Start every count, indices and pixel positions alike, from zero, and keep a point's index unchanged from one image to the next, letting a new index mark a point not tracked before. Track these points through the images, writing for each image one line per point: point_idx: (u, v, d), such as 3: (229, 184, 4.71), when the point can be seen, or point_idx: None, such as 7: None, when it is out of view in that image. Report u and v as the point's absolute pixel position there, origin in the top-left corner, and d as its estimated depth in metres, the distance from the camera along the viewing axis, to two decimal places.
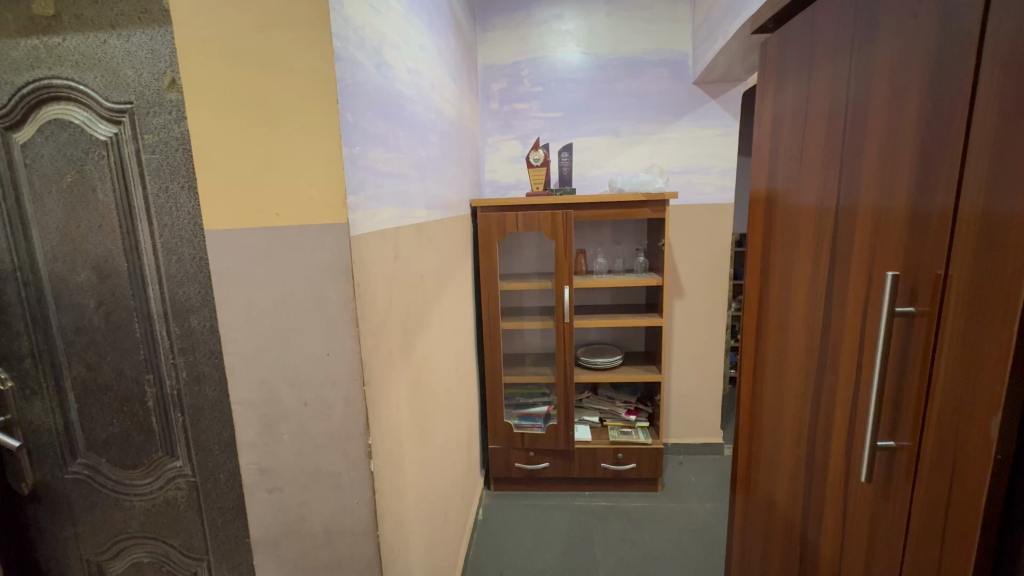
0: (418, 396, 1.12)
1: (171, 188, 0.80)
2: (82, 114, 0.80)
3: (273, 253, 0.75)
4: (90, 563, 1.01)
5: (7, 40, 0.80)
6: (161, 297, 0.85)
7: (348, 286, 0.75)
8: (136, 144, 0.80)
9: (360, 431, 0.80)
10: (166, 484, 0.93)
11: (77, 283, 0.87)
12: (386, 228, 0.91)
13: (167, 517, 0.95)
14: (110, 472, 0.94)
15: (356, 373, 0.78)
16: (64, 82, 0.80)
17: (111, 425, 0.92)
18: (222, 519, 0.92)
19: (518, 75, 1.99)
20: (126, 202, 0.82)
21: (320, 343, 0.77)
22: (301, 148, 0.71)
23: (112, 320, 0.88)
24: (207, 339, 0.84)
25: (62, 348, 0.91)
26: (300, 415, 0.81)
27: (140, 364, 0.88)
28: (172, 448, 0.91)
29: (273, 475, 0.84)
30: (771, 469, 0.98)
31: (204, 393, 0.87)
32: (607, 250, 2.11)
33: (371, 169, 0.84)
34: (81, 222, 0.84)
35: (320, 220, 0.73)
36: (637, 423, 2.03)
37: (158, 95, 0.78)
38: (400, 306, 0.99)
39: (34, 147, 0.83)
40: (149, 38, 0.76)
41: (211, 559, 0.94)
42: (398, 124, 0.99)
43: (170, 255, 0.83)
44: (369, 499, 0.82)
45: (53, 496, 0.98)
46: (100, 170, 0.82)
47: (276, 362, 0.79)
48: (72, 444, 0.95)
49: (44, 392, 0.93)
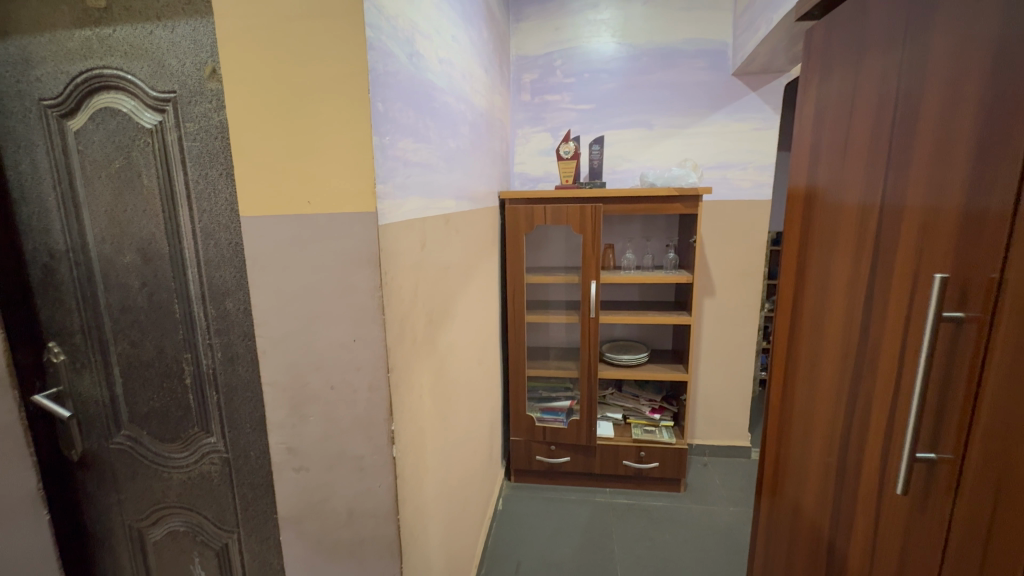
0: (441, 385, 1.13)
1: (210, 175, 0.83)
2: (130, 101, 0.84)
3: (302, 240, 0.77)
4: (131, 529, 1.07)
5: (63, 31, 0.84)
6: (199, 280, 0.88)
7: (375, 274, 0.76)
8: (179, 132, 0.83)
9: (383, 417, 0.82)
10: (201, 458, 0.97)
11: (122, 264, 0.92)
12: (413, 217, 0.92)
13: (202, 489, 0.99)
14: (150, 444, 1.00)
15: (380, 360, 0.79)
16: (113, 72, 0.83)
17: (153, 400, 0.97)
18: (253, 495, 0.96)
19: (551, 66, 1.96)
20: (169, 188, 0.86)
21: (346, 330, 0.79)
22: (333, 138, 0.73)
23: (154, 300, 0.92)
24: (242, 321, 0.88)
25: (109, 326, 0.96)
26: (325, 397, 0.83)
27: (178, 344, 0.93)
28: (207, 424, 0.95)
29: (299, 456, 0.86)
30: (798, 475, 0.95)
31: (238, 373, 0.90)
32: (636, 246, 2.08)
33: (400, 160, 0.85)
34: (127, 205, 0.89)
35: (348, 209, 0.74)
36: (662, 422, 2.00)
37: (199, 85, 0.80)
38: (425, 296, 1.01)
39: (86, 134, 0.88)
40: (192, 28, 0.79)
41: (241, 531, 0.99)
42: (428, 114, 1.00)
43: (208, 240, 0.86)
44: (390, 483, 0.84)
45: (99, 464, 1.04)
46: (146, 156, 0.85)
47: (304, 346, 0.81)
48: (117, 416, 1.01)
49: (93, 366, 0.99)
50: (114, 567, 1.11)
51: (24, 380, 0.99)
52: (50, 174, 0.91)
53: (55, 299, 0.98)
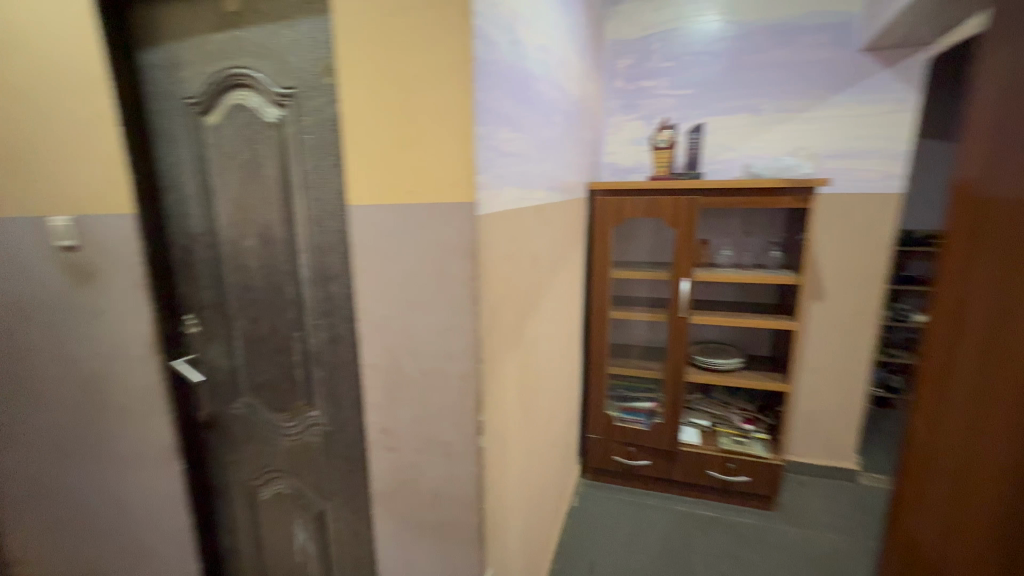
0: (525, 379, 1.12)
1: (322, 166, 0.88)
2: (256, 98, 0.91)
3: (403, 229, 0.79)
4: (245, 486, 1.19)
5: (205, 36, 0.93)
6: (309, 264, 0.95)
7: (470, 265, 0.76)
8: (296, 125, 0.89)
9: (471, 407, 0.82)
10: (305, 429, 1.05)
11: (245, 248, 1.01)
12: (508, 208, 0.91)
13: (305, 458, 1.07)
14: (264, 412, 1.10)
15: (472, 350, 0.80)
16: (243, 70, 0.91)
17: (267, 372, 1.06)
18: (348, 468, 1.02)
19: (648, 50, 1.86)
20: (286, 177, 0.92)
21: (441, 318, 0.80)
22: (436, 128, 0.73)
23: (271, 281, 1.00)
24: (345, 305, 0.93)
25: (233, 303, 1.06)
26: (418, 383, 0.85)
27: (289, 323, 1.00)
28: (311, 398, 1.03)
29: (391, 436, 0.90)
30: (946, 545, 0.76)
31: (340, 353, 0.96)
32: (735, 242, 1.92)
33: (498, 149, 0.84)
34: (251, 194, 0.97)
35: (448, 199, 0.75)
36: (754, 434, 1.84)
37: (316, 80, 0.85)
38: (515, 287, 1.00)
39: (220, 129, 0.97)
40: (311, 26, 0.83)
41: (337, 500, 1.06)
42: (525, 103, 0.98)
43: (318, 227, 0.92)
44: (476, 472, 0.85)
45: (222, 425, 1.17)
46: (268, 149, 0.93)
47: (400, 332, 0.84)
48: (237, 385, 1.12)
49: (220, 338, 1.11)
50: (231, 518, 1.24)
51: (167, 347, 1.12)
52: (190, 166, 1.02)
53: (191, 277, 1.10)
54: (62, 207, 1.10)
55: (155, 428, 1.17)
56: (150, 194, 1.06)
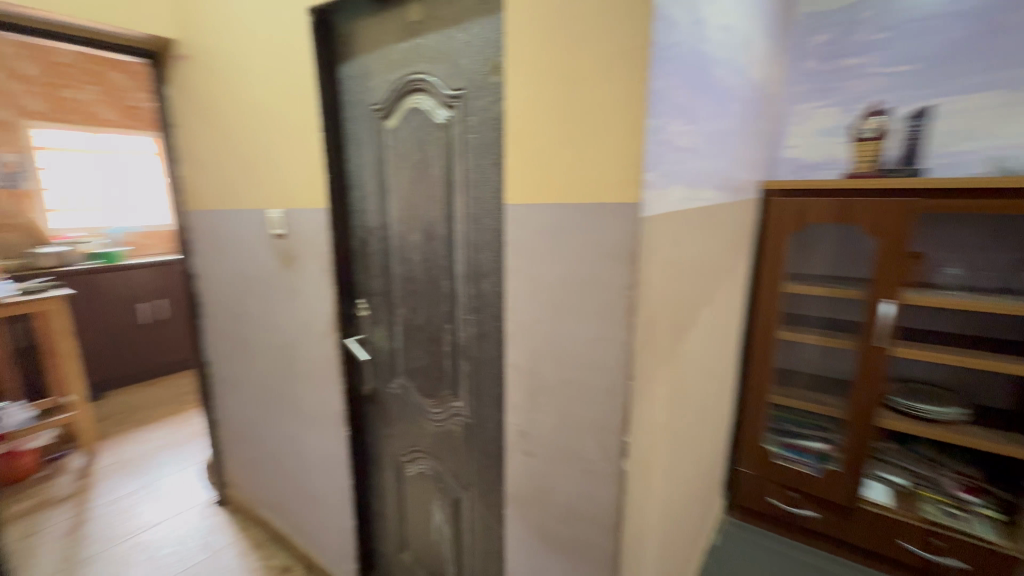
0: (675, 400, 1.01)
1: (483, 165, 0.90)
2: (430, 100, 0.97)
3: (559, 230, 0.75)
4: (395, 460, 1.29)
5: (392, 46, 1.02)
6: (464, 260, 0.98)
7: (629, 271, 0.69)
8: (462, 126, 0.92)
9: (617, 426, 0.75)
10: (449, 418, 1.10)
11: (411, 242, 1.09)
12: (674, 210, 0.81)
13: (447, 445, 1.12)
14: (415, 395, 1.18)
15: (623, 364, 0.73)
16: (420, 76, 0.97)
17: (420, 359, 1.14)
18: (486, 463, 1.03)
19: (854, 21, 1.54)
20: (450, 176, 0.96)
21: (591, 326, 0.75)
22: (603, 123, 0.68)
23: (430, 274, 1.06)
24: (495, 303, 0.93)
25: (397, 292, 1.16)
26: (562, 391, 0.81)
27: (443, 315, 1.05)
28: (457, 390, 1.06)
29: (530, 441, 0.88)
30: None
31: (486, 349, 0.97)
32: (966, 258, 1.49)
33: (669, 144, 0.75)
34: (419, 192, 1.03)
35: (610, 199, 0.69)
36: (979, 509, 1.40)
37: (484, 80, 0.86)
38: (673, 299, 0.89)
39: (397, 132, 1.05)
40: (485, 26, 0.84)
41: (472, 491, 1.08)
42: (702, 91, 0.86)
43: (476, 225, 0.93)
44: (616, 496, 0.78)
45: (380, 401, 1.29)
46: (436, 149, 0.98)
47: (547, 336, 0.81)
48: (395, 367, 1.22)
49: (384, 322, 1.22)
50: (381, 486, 1.36)
51: (343, 326, 1.27)
52: (372, 166, 1.13)
53: (365, 265, 1.23)
54: (278, 202, 1.32)
55: (329, 395, 1.34)
56: (339, 191, 1.21)
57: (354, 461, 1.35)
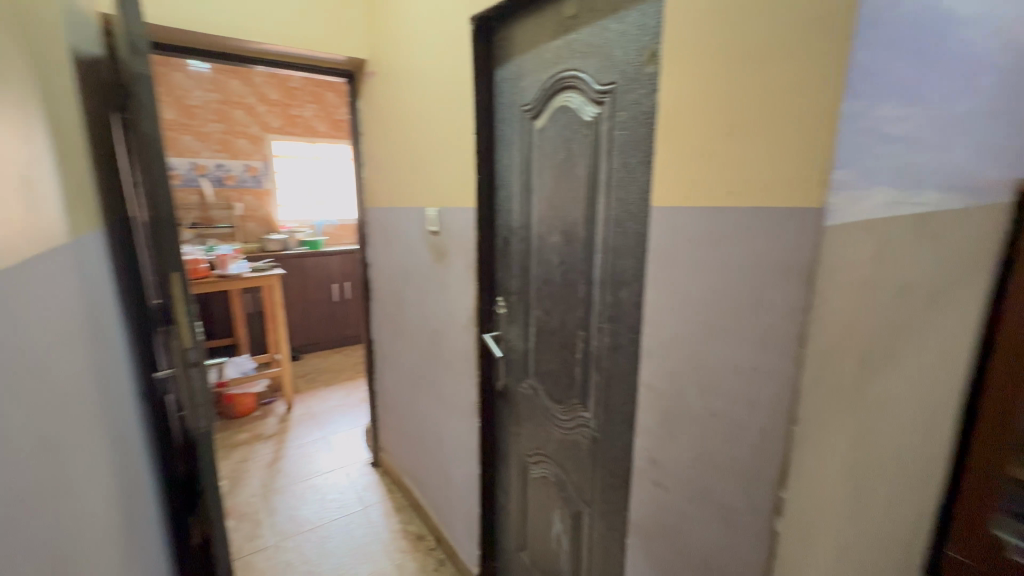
0: (862, 456, 0.80)
1: (631, 163, 0.83)
2: (580, 98, 0.93)
3: (714, 237, 0.65)
4: (520, 458, 1.30)
5: (545, 45, 1.00)
6: (603, 265, 0.92)
7: (803, 292, 0.56)
8: (611, 122, 0.86)
9: (771, 477, 0.62)
10: (576, 428, 1.05)
11: (550, 243, 1.07)
12: (879, 217, 0.63)
13: (571, 454, 1.08)
14: (544, 398, 1.16)
15: (785, 405, 0.59)
16: (571, 72, 0.94)
17: (551, 362, 1.12)
18: (610, 483, 0.97)
19: None
20: (595, 176, 0.91)
21: (747, 353, 0.63)
22: (780, 111, 0.56)
23: (567, 278, 1.03)
24: (633, 314, 0.86)
25: (534, 293, 1.15)
26: (703, 424, 0.70)
27: (577, 321, 1.01)
28: (586, 400, 1.02)
29: (660, 471, 0.79)
30: None
31: (619, 362, 0.91)
32: None
33: (879, 133, 0.58)
34: (562, 192, 1.01)
35: (782, 202, 0.57)
36: None
37: (638, 71, 0.79)
38: (870, 330, 0.70)
39: (545, 132, 1.04)
40: (643, 11, 0.76)
41: (594, 509, 1.02)
42: (935, 62, 0.66)
43: (618, 229, 0.87)
44: (762, 560, 0.64)
45: (511, 398, 1.31)
46: (582, 148, 0.94)
47: (690, 359, 0.71)
48: (527, 367, 1.22)
49: (520, 321, 1.22)
50: (506, 481, 1.38)
51: (482, 321, 1.32)
52: (518, 167, 1.15)
53: (506, 264, 1.25)
54: (435, 201, 1.43)
55: (466, 385, 1.41)
56: (488, 191, 1.25)
57: (483, 452, 1.40)
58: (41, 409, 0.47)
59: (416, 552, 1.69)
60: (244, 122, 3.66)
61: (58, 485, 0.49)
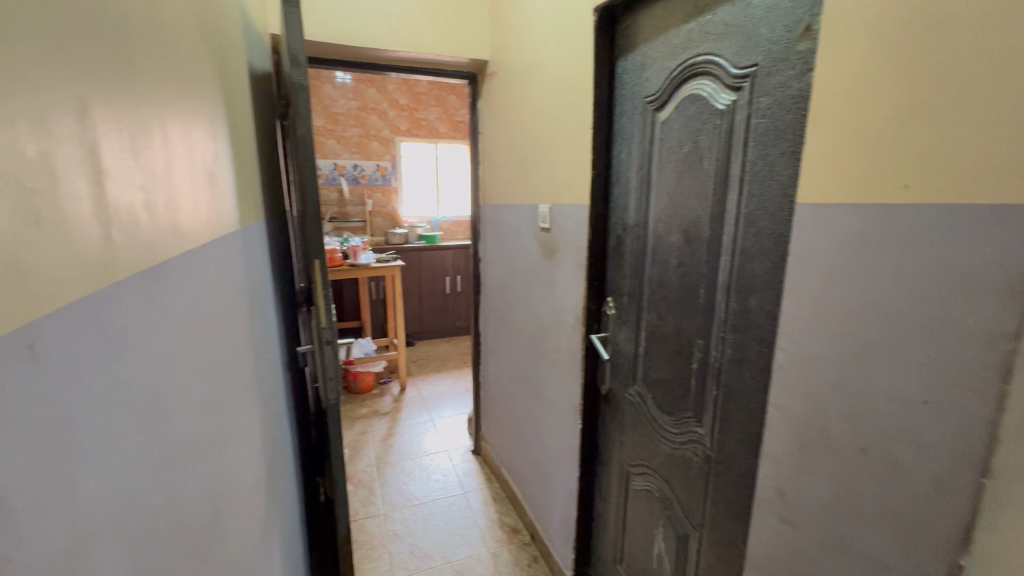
0: None
1: (771, 155, 0.73)
2: (713, 84, 0.85)
3: (877, 239, 0.54)
4: (622, 467, 1.24)
5: (675, 30, 0.94)
6: (729, 269, 0.83)
7: (1007, 313, 0.44)
8: (749, 110, 0.77)
9: (942, 541, 0.50)
10: (687, 443, 0.98)
11: (668, 243, 1.00)
12: None
13: (680, 472, 1.00)
14: (652, 408, 1.09)
15: (968, 455, 0.47)
16: (705, 57, 0.86)
17: (663, 370, 1.05)
18: (725, 509, 0.87)
19: None
20: (726, 170, 0.83)
21: (914, 384, 0.51)
22: (984, 82, 0.44)
23: (686, 281, 0.95)
24: (763, 325, 0.76)
25: (647, 295, 1.09)
26: (849, 460, 0.59)
27: (695, 328, 0.93)
28: (701, 414, 0.93)
29: (789, 507, 0.69)
30: None
31: (743, 377, 0.81)
32: None
33: None
34: (685, 188, 0.94)
35: (978, 198, 0.45)
36: None
37: (787, 49, 0.69)
38: None
39: (669, 123, 0.97)
40: None
41: (703, 534, 0.94)
42: None
43: (750, 229, 0.78)
44: None
45: (616, 404, 1.25)
46: (712, 139, 0.86)
47: (835, 382, 0.60)
48: (635, 373, 1.16)
49: (630, 324, 1.17)
50: (605, 488, 1.33)
51: (590, 321, 1.29)
52: (637, 161, 1.09)
53: (619, 264, 1.20)
54: (548, 198, 1.43)
55: (569, 384, 1.40)
56: (603, 187, 1.22)
57: (583, 455, 1.37)
58: (210, 371, 0.56)
59: (510, 544, 1.72)
60: (377, 126, 4.04)
61: (217, 439, 0.57)
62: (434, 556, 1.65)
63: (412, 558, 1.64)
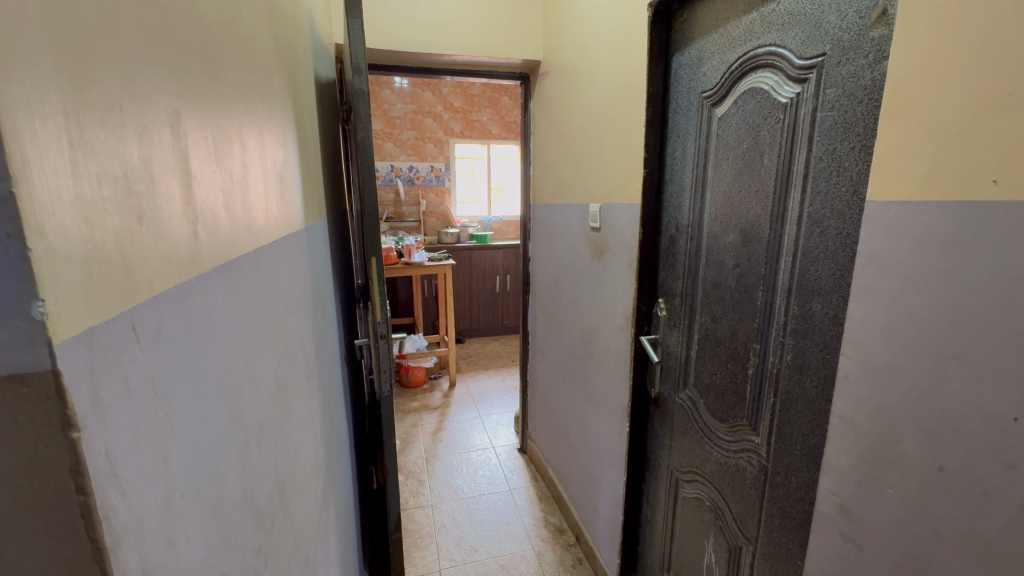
0: None
1: (839, 150, 0.69)
2: (775, 77, 0.81)
3: (960, 239, 0.49)
4: (672, 473, 1.21)
5: (734, 21, 0.90)
6: (790, 271, 0.79)
7: None
8: (815, 102, 0.73)
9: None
10: (741, 451, 0.94)
11: (724, 243, 0.96)
12: None
13: (733, 480, 0.96)
14: (703, 413, 1.06)
15: None
16: (767, 49, 0.82)
17: (715, 374, 1.01)
18: (781, 523, 0.83)
19: None
20: (788, 167, 0.79)
21: (1001, 398, 0.47)
22: None
23: (742, 283, 0.92)
24: (826, 331, 0.72)
25: (700, 296, 1.06)
26: (923, 477, 0.55)
27: (751, 332, 0.89)
28: (756, 422, 0.89)
29: (854, 524, 0.64)
30: None
31: (803, 385, 0.77)
32: None
33: None
34: (743, 186, 0.90)
35: None
36: None
37: (859, 37, 0.65)
38: None
39: (727, 119, 0.94)
40: None
41: (757, 548, 0.90)
42: None
43: (814, 228, 0.74)
44: None
45: (665, 408, 1.22)
46: (774, 135, 0.82)
47: (909, 394, 0.56)
48: (686, 376, 1.13)
49: (681, 326, 1.13)
50: (654, 494, 1.30)
51: (640, 323, 1.26)
52: (692, 158, 1.06)
53: (671, 264, 1.17)
54: (598, 197, 1.41)
55: (617, 386, 1.38)
56: (656, 186, 1.19)
57: (631, 458, 1.35)
58: (278, 359, 0.60)
59: (555, 543, 1.72)
60: (432, 128, 4.16)
61: (282, 423, 0.61)
62: (479, 550, 1.68)
63: (458, 550, 1.68)
